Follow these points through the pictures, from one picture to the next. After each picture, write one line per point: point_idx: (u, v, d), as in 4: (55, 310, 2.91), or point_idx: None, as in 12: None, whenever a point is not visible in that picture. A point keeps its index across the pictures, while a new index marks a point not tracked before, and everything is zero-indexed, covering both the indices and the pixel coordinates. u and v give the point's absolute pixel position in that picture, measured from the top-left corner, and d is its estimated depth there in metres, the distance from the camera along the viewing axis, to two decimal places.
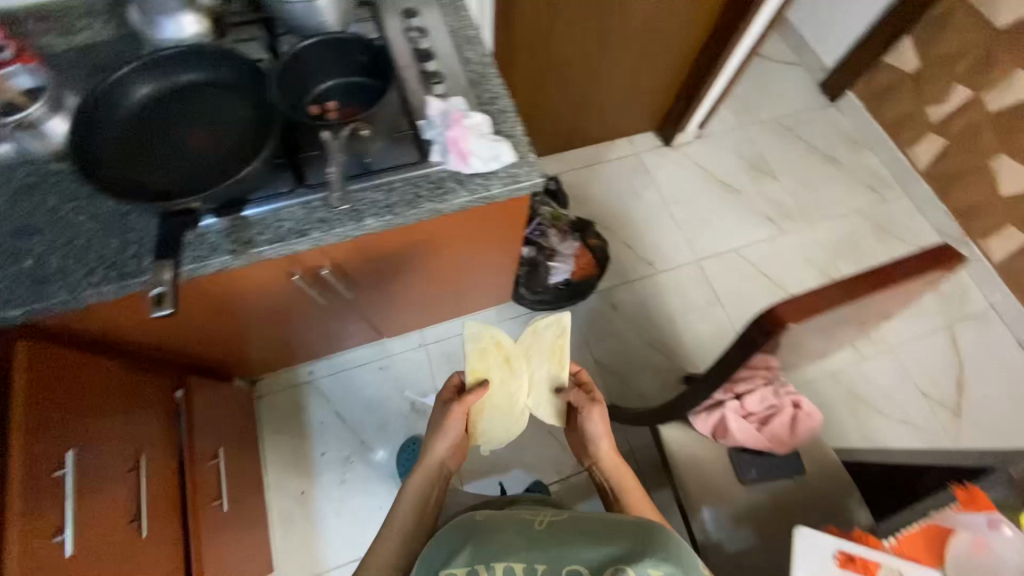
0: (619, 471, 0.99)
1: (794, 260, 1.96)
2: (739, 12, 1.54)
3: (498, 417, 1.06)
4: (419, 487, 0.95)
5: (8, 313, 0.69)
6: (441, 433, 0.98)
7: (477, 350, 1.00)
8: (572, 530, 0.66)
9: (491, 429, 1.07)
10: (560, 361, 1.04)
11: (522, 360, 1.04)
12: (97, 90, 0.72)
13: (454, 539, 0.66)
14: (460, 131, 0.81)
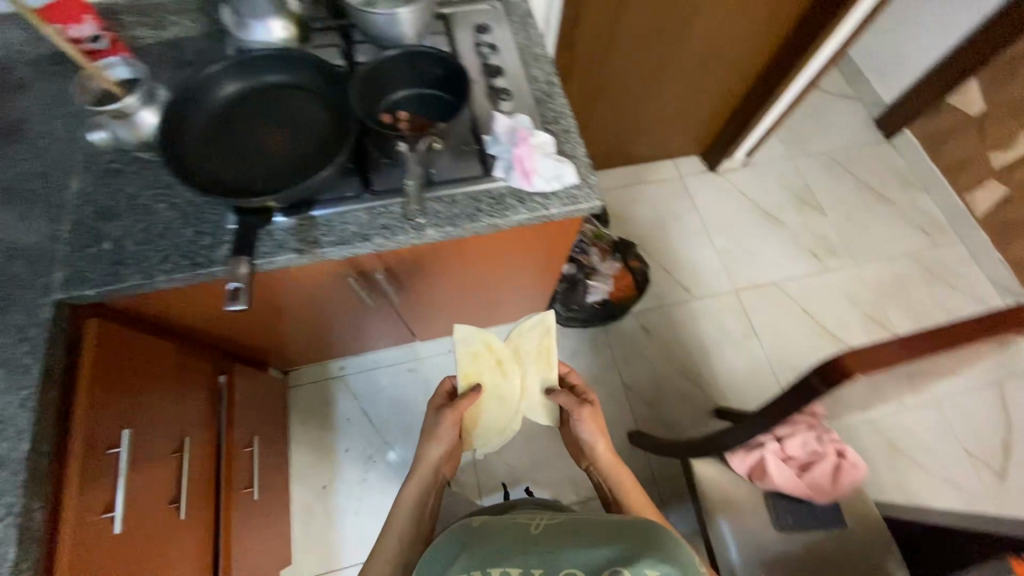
0: (619, 473, 0.97)
1: (836, 299, 1.90)
2: (801, 45, 1.51)
3: (493, 421, 1.06)
4: (414, 497, 0.94)
5: (86, 292, 0.73)
6: (431, 441, 0.96)
7: (468, 353, 1.02)
8: (566, 532, 0.61)
9: (486, 433, 1.07)
10: (549, 363, 1.05)
11: (514, 363, 1.05)
12: (188, 87, 0.75)
13: (447, 548, 0.63)
14: (526, 149, 0.81)
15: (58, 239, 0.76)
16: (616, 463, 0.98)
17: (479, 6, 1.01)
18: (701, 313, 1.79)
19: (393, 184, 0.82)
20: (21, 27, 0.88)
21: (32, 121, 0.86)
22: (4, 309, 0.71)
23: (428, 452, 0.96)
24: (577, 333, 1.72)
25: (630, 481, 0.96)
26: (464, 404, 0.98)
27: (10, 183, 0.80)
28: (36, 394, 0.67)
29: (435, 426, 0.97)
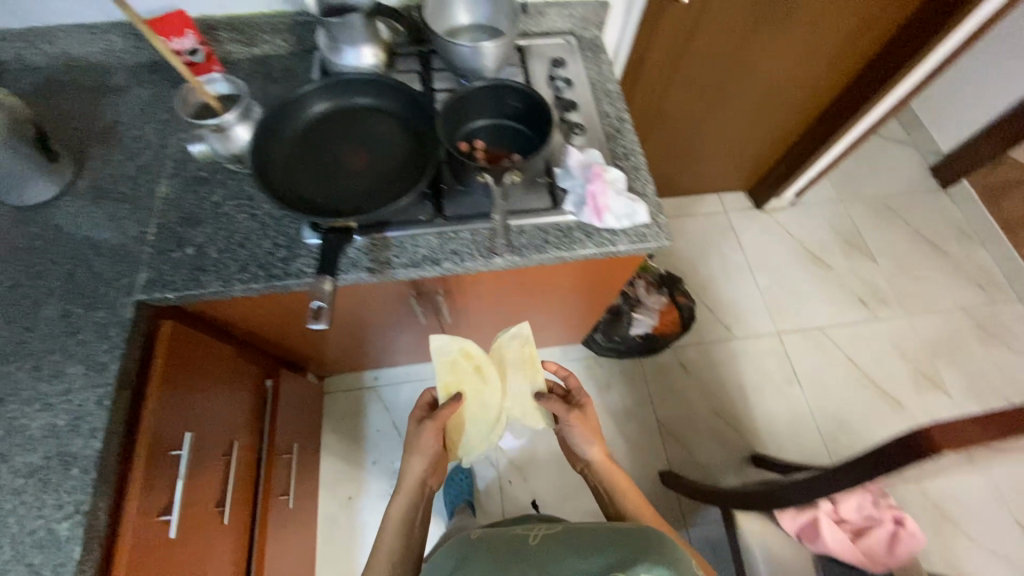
0: (611, 471, 0.96)
1: (885, 351, 1.82)
2: (866, 91, 1.49)
3: (477, 429, 1.04)
4: (401, 512, 0.91)
5: (166, 295, 0.75)
6: (414, 452, 0.95)
7: (445, 362, 1.00)
8: (561, 541, 0.66)
9: (470, 442, 1.04)
10: (534, 370, 1.02)
11: (496, 370, 1.03)
12: (282, 106, 0.78)
13: (456, 563, 0.70)
14: (600, 186, 0.81)
15: (143, 241, 0.78)
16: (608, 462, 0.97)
17: (554, 40, 1.03)
18: (742, 353, 1.76)
19: (464, 211, 0.83)
20: (125, 35, 0.92)
21: (126, 124, 0.89)
22: (87, 306, 0.73)
23: (413, 463, 0.94)
24: (612, 363, 1.69)
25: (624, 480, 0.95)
26: (443, 413, 0.95)
27: (101, 183, 0.83)
28: (111, 393, 0.68)
29: (418, 438, 0.95)
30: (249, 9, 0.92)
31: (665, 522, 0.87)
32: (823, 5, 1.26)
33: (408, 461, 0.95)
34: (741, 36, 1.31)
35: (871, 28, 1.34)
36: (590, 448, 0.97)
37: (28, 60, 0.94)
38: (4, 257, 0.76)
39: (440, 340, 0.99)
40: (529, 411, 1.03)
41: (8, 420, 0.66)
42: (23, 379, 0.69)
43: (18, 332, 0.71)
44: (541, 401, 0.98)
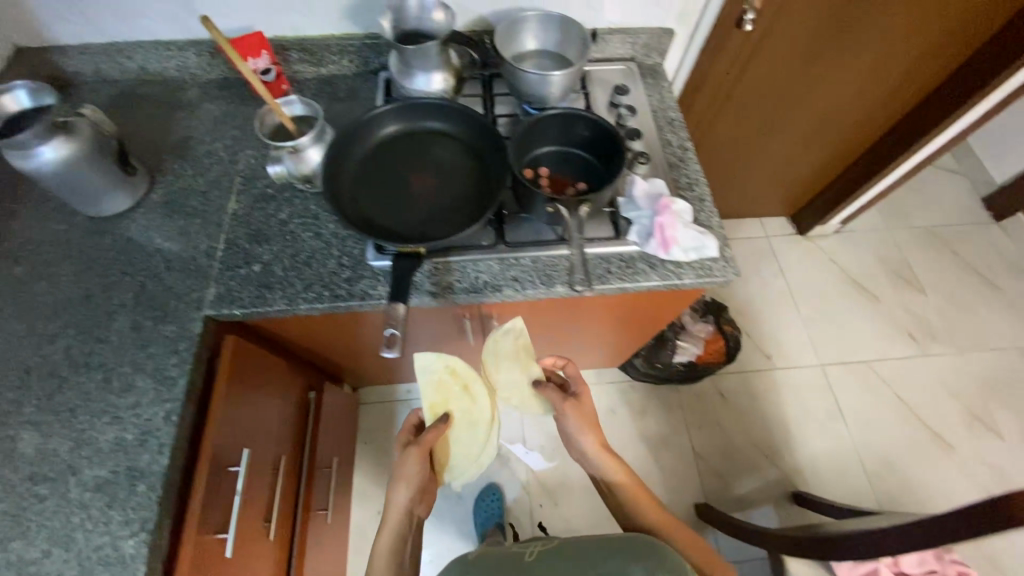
0: (608, 462, 0.90)
1: (934, 388, 1.74)
2: (922, 126, 1.42)
3: (467, 448, 0.92)
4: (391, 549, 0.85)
5: (233, 311, 0.75)
6: (396, 482, 0.86)
7: (432, 381, 0.91)
8: (560, 558, 0.71)
9: (459, 465, 0.92)
10: (525, 365, 0.93)
11: (484, 385, 0.93)
12: (355, 127, 0.79)
13: None
14: (669, 218, 0.79)
15: (212, 256, 0.79)
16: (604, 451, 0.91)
17: (615, 66, 1.02)
18: (783, 384, 1.70)
19: (527, 238, 0.82)
20: (200, 52, 0.94)
21: (198, 139, 0.91)
22: (158, 320, 0.74)
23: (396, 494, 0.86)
24: (648, 388, 1.66)
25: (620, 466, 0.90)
26: (428, 437, 0.86)
27: (173, 197, 0.85)
28: (179, 408, 0.69)
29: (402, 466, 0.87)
30: (320, 31, 0.94)
31: (663, 511, 0.85)
32: (883, 36, 1.21)
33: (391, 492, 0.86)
34: (793, 64, 1.28)
35: (933, 62, 1.29)
36: (585, 438, 0.90)
37: (106, 74, 0.97)
38: (80, 267, 0.78)
39: (427, 358, 0.90)
40: (525, 403, 0.95)
41: (79, 431, 0.67)
42: (94, 391, 0.69)
43: (91, 342, 0.72)
44: (538, 388, 0.92)
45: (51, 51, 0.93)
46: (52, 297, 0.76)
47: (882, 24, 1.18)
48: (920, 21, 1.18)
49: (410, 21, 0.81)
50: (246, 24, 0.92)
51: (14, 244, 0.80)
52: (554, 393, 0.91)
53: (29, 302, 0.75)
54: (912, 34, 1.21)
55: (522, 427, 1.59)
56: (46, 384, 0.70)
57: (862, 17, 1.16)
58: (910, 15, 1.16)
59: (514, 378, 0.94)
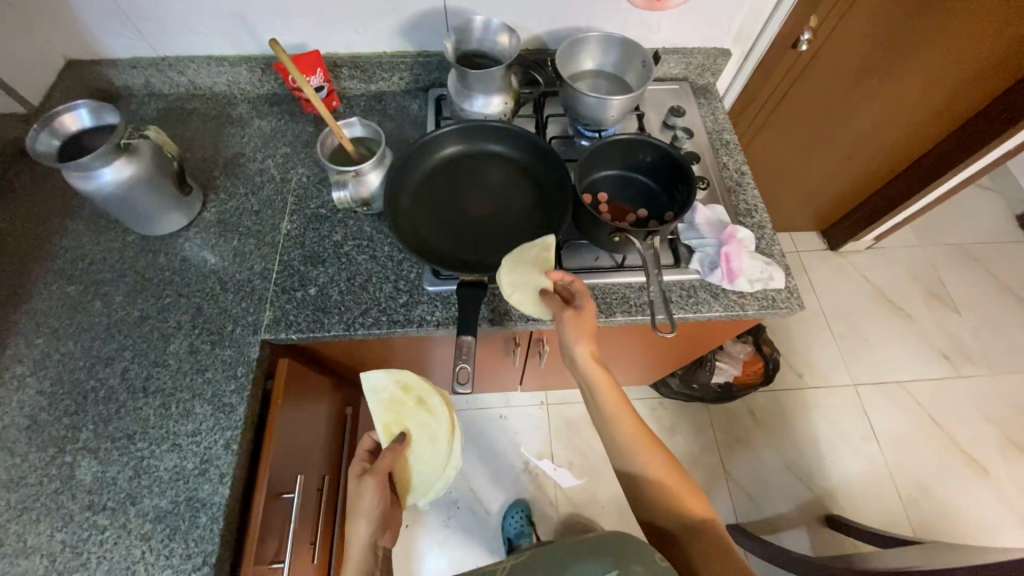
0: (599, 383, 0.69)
1: (968, 411, 1.70)
2: (964, 150, 1.35)
3: (430, 465, 0.79)
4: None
5: (290, 335, 0.74)
6: (356, 510, 0.69)
7: (382, 402, 0.79)
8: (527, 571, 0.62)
9: (422, 481, 0.79)
10: (537, 270, 0.72)
11: (441, 397, 0.82)
12: (418, 145, 0.80)
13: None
14: (735, 248, 0.77)
15: (268, 278, 0.78)
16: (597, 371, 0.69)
17: (668, 86, 1.01)
18: (814, 405, 1.67)
19: (585, 263, 0.81)
20: (252, 67, 0.93)
21: (249, 157, 0.91)
22: (215, 344, 0.73)
23: (355, 525, 0.68)
24: (676, 406, 1.64)
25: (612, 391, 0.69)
26: (384, 462, 0.72)
27: (226, 216, 0.84)
28: (238, 437, 0.67)
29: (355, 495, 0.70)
30: (372, 49, 0.93)
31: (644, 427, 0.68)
32: (928, 62, 1.16)
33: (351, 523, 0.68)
34: (833, 83, 1.25)
35: (977, 90, 1.22)
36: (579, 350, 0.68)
37: (155, 87, 0.96)
38: (135, 287, 0.77)
39: (377, 384, 0.79)
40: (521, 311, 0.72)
41: (138, 459, 0.66)
42: (151, 417, 0.68)
43: (148, 366, 0.71)
44: (544, 297, 0.70)
45: (100, 63, 0.91)
46: (106, 317, 0.75)
47: (929, 49, 1.13)
48: (968, 49, 1.11)
49: (471, 41, 0.82)
50: (300, 42, 0.91)
51: (67, 261, 0.79)
52: (556, 302, 0.70)
53: (83, 322, 0.74)
54: (957, 63, 1.15)
55: (550, 443, 1.56)
56: (104, 408, 0.69)
57: (910, 40, 1.12)
58: (959, 42, 1.10)
59: (522, 279, 0.72)
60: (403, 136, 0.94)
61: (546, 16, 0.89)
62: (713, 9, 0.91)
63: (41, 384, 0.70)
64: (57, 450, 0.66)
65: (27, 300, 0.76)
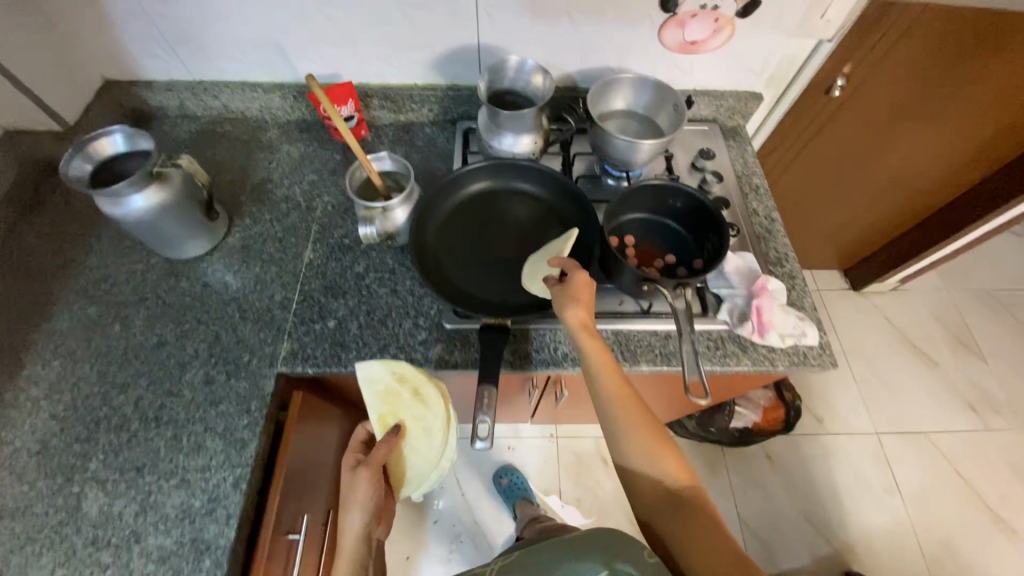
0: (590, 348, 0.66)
1: (996, 467, 1.62)
2: (997, 196, 1.31)
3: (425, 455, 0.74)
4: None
5: (307, 370, 0.72)
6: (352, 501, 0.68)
7: (378, 392, 0.71)
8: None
9: (414, 471, 0.75)
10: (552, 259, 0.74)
11: (438, 389, 0.73)
12: (446, 181, 0.80)
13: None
14: (767, 301, 0.74)
15: (287, 308, 0.77)
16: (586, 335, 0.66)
17: (698, 127, 1.00)
18: (833, 452, 1.61)
19: (609, 308, 0.78)
20: (284, 95, 0.94)
21: (275, 183, 0.91)
22: (231, 375, 0.72)
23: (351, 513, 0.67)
24: (689, 446, 1.59)
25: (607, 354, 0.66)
26: (378, 454, 0.71)
27: (249, 242, 0.84)
28: (248, 475, 0.66)
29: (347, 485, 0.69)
30: (403, 81, 0.93)
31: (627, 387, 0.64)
32: (962, 110, 1.13)
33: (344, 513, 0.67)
34: (864, 127, 1.22)
35: (1012, 137, 1.18)
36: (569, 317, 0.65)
37: (189, 110, 0.97)
38: (154, 312, 0.77)
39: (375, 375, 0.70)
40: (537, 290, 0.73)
41: (145, 493, 0.64)
42: (162, 449, 0.67)
43: (162, 395, 0.70)
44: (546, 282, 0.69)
45: (137, 84, 0.93)
46: (124, 342, 0.74)
47: (965, 97, 1.10)
48: (1004, 101, 1.08)
49: (504, 80, 0.83)
50: (333, 72, 0.92)
51: (89, 282, 0.79)
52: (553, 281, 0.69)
53: (101, 346, 0.74)
54: (994, 112, 1.12)
55: (558, 478, 1.52)
56: (115, 437, 0.67)
57: (945, 86, 1.09)
58: (996, 92, 1.07)
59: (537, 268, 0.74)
60: (429, 168, 0.93)
61: (579, 56, 0.89)
62: (747, 54, 0.90)
63: (54, 408, 0.69)
64: (64, 479, 0.65)
65: (46, 321, 0.75)
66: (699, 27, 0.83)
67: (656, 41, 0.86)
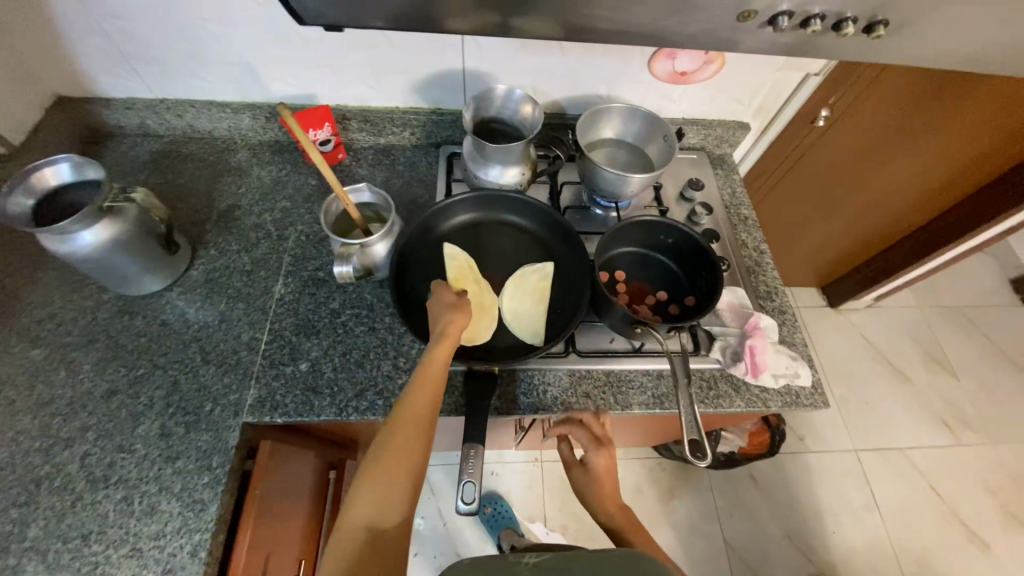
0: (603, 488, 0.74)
1: (967, 482, 1.65)
2: (966, 223, 1.32)
3: (489, 313, 0.74)
4: (439, 371, 0.61)
5: (275, 419, 0.67)
6: (460, 305, 0.66)
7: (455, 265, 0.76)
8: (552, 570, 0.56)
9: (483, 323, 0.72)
10: (535, 297, 0.75)
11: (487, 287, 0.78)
12: (430, 212, 0.77)
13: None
14: (760, 341, 0.72)
15: (255, 349, 0.72)
16: (577, 468, 0.77)
17: (686, 156, 0.99)
18: (816, 471, 1.62)
19: (600, 346, 0.75)
20: (255, 115, 0.89)
21: (245, 210, 0.85)
22: (190, 427, 0.65)
23: (455, 317, 0.65)
24: (674, 468, 1.58)
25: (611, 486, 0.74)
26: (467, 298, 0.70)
27: (214, 276, 0.78)
28: (208, 542, 0.60)
29: (437, 300, 0.67)
30: (384, 103, 0.89)
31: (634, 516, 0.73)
32: (937, 140, 1.14)
33: (451, 316, 0.65)
34: (843, 152, 1.24)
35: (979, 168, 1.19)
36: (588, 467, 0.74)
37: (150, 128, 0.91)
38: (106, 355, 0.70)
39: (458, 249, 0.78)
40: (520, 325, 0.73)
41: (91, 566, 0.57)
42: (110, 513, 0.60)
43: (112, 451, 0.63)
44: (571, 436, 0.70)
45: (92, 102, 0.86)
46: (71, 391, 0.67)
47: (941, 128, 1.11)
48: (977, 137, 1.09)
49: (490, 108, 0.80)
50: (308, 93, 0.87)
51: (32, 320, 0.72)
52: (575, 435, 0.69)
53: (44, 395, 0.66)
54: (966, 147, 1.12)
55: (542, 504, 1.47)
56: (57, 500, 0.60)
57: (920, 118, 1.11)
58: (970, 126, 1.08)
59: (520, 308, 0.74)
60: (410, 195, 0.89)
61: (567, 84, 0.86)
62: (736, 85, 0.89)
63: None
64: None
65: None
66: (689, 58, 0.82)
67: (645, 70, 0.84)
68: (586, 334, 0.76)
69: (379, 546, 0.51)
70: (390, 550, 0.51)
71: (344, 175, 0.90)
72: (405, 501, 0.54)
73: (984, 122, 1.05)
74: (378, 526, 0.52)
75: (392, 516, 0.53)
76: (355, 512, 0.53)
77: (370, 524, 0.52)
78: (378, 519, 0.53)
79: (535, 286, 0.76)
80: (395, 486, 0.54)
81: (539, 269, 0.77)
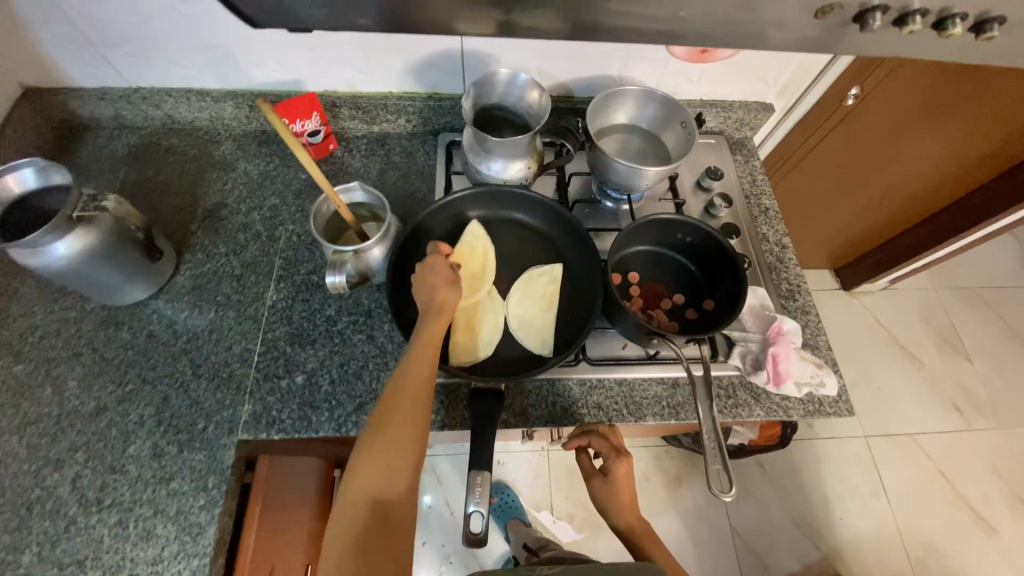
0: (621, 498, 0.72)
1: (975, 467, 1.63)
2: (989, 208, 1.25)
3: (491, 324, 0.70)
4: (436, 338, 0.59)
5: (272, 437, 0.63)
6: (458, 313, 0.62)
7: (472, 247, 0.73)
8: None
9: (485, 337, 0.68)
10: (542, 305, 0.70)
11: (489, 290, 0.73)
12: (430, 210, 0.72)
13: None
14: (784, 348, 0.68)
15: (248, 361, 0.68)
16: (596, 477, 0.74)
17: (703, 141, 0.91)
18: (824, 458, 1.61)
19: (611, 353, 0.71)
20: (238, 104, 0.82)
21: (232, 209, 0.80)
22: (183, 445, 0.62)
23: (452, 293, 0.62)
24: (680, 456, 1.57)
25: (629, 493, 0.73)
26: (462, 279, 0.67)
27: (202, 280, 0.73)
28: (207, 568, 0.58)
29: (431, 273, 0.63)
30: (377, 89, 0.82)
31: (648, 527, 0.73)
32: (961, 124, 1.07)
33: (445, 291, 0.62)
34: (863, 136, 1.16)
35: (1006, 152, 1.11)
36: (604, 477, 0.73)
37: (127, 119, 0.85)
38: (93, 370, 0.66)
39: (476, 225, 0.74)
40: (526, 337, 0.69)
41: None
42: (105, 537, 0.58)
43: (103, 473, 0.61)
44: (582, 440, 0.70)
45: (61, 93, 0.79)
46: (58, 407, 0.64)
47: (966, 111, 1.04)
48: (1005, 121, 1.02)
49: (492, 94, 0.73)
50: (294, 79, 0.80)
51: (14, 333, 0.68)
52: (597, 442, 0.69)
53: (30, 414, 0.63)
54: (991, 131, 1.05)
55: (549, 493, 1.47)
56: (50, 525, 0.58)
57: (944, 101, 1.03)
58: (1000, 107, 1.00)
59: (525, 317, 0.70)
60: (407, 189, 0.83)
61: (576, 64, 0.79)
62: (761, 63, 0.81)
63: None
64: None
65: None
66: None
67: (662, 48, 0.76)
68: (596, 340, 0.72)
69: (387, 516, 0.49)
70: (401, 516, 0.50)
71: (336, 168, 0.85)
72: (411, 468, 0.52)
73: (1012, 104, 0.98)
74: (382, 497, 0.50)
75: (397, 485, 0.51)
76: (356, 484, 0.50)
77: (376, 495, 0.50)
78: (384, 489, 0.50)
79: (542, 292, 0.71)
80: (400, 455, 0.51)
81: (547, 271, 0.72)
